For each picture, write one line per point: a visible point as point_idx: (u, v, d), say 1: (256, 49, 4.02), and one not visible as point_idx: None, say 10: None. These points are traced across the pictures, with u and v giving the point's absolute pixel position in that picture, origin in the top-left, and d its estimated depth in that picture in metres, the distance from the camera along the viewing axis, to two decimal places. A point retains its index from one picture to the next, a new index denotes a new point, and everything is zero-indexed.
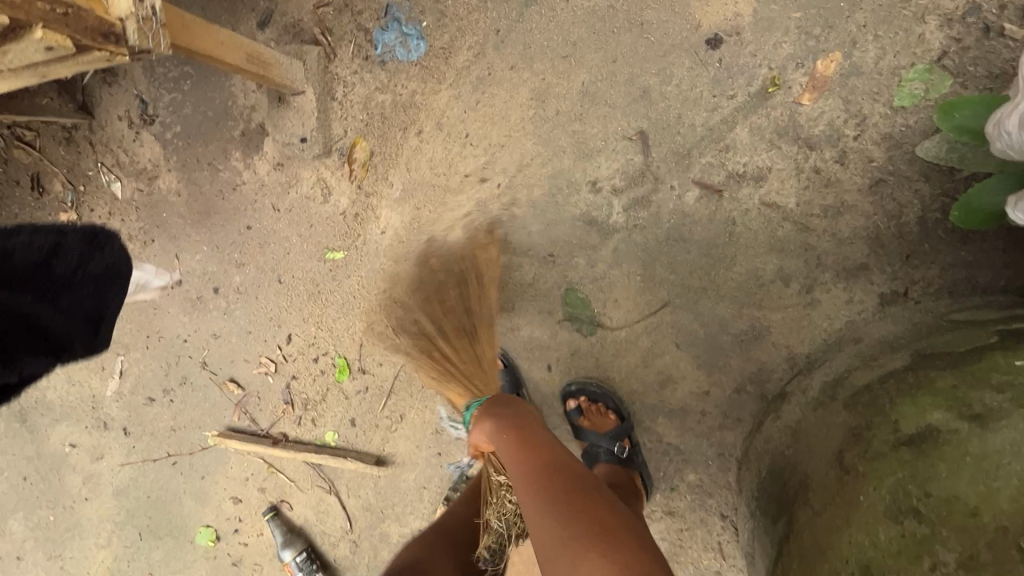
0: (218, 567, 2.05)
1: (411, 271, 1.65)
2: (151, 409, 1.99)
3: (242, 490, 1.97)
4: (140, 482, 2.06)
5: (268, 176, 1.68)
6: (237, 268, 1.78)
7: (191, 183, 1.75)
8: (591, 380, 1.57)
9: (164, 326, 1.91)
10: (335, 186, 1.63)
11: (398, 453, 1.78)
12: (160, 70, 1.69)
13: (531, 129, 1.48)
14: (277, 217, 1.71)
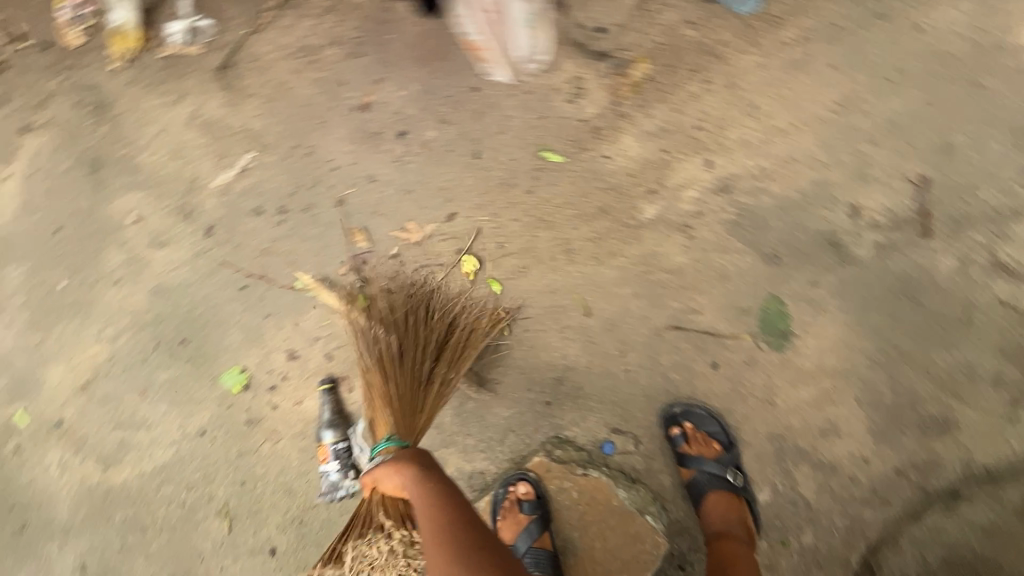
0: (227, 418, 1.79)
1: (622, 209, 1.54)
2: (252, 221, 1.77)
3: (304, 348, 1.74)
4: (194, 291, 1.82)
5: (524, 50, 1.58)
6: (437, 123, 1.64)
7: (438, 19, 1.63)
8: (699, 403, 1.50)
9: (318, 145, 1.72)
10: (592, 92, 1.54)
11: (502, 382, 1.61)
12: None
13: (820, 130, 1.45)
14: (510, 93, 1.59)
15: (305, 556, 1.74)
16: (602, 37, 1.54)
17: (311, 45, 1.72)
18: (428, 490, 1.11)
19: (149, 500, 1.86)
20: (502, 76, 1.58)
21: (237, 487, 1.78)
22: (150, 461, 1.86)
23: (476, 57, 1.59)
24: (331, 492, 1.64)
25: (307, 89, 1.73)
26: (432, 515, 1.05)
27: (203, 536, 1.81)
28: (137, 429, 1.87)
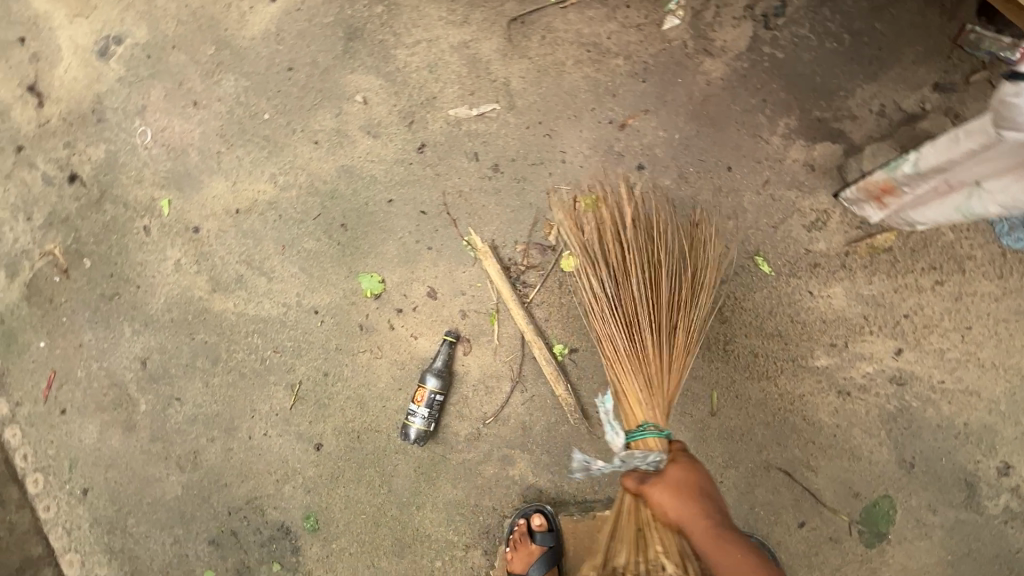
0: (343, 312, 1.85)
1: (798, 345, 1.57)
2: (463, 163, 1.82)
3: (445, 294, 1.79)
4: (377, 189, 1.88)
5: (793, 162, 1.60)
6: (675, 177, 1.68)
7: (731, 91, 1.66)
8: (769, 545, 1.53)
9: (559, 133, 1.77)
10: (830, 231, 1.57)
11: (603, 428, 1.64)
12: (824, 5, 1.62)
13: (1013, 383, 1.48)
14: (757, 189, 1.62)
15: (342, 468, 1.79)
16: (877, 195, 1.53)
17: (604, 46, 1.76)
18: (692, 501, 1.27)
19: (234, 340, 1.92)
20: (870, 212, 1.51)
21: (319, 374, 1.84)
22: (253, 308, 1.92)
23: (875, 184, 1.44)
24: (405, 433, 1.73)
25: (577, 81, 1.77)
26: (700, 519, 1.23)
27: (264, 398, 1.87)
28: (259, 275, 1.93)
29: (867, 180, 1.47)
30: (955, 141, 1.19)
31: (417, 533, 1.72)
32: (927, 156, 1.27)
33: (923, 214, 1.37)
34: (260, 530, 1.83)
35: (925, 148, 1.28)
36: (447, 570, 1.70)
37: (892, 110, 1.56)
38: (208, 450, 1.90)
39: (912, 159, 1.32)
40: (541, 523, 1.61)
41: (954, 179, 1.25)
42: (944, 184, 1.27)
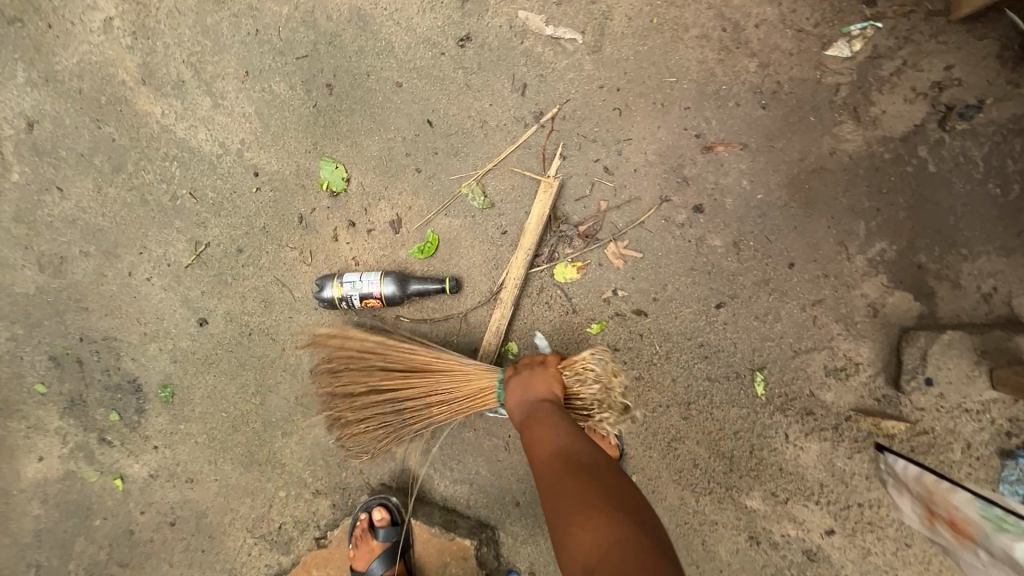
0: (286, 191, 1.49)
1: (741, 476, 1.40)
2: (504, 88, 1.39)
3: (411, 231, 1.46)
4: (388, 65, 1.43)
5: (859, 296, 1.32)
6: (728, 239, 1.35)
7: (849, 178, 1.30)
8: None
9: (632, 115, 1.36)
10: (846, 387, 1.34)
11: (506, 451, 1.49)
12: (1019, 135, 1.22)
13: None
14: (803, 302, 1.34)
15: (219, 356, 1.55)
16: (915, 380, 1.28)
17: (745, 36, 1.31)
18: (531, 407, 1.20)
19: (148, 155, 1.53)
20: (911, 510, 1.23)
21: (231, 245, 1.52)
22: (183, 130, 1.51)
23: (943, 505, 1.11)
24: (319, 283, 1.43)
25: (689, 62, 1.33)
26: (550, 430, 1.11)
27: (160, 241, 1.55)
28: (205, 93, 1.50)
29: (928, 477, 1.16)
30: None
31: (272, 455, 1.56)
32: None
33: (983, 573, 1.02)
34: (108, 373, 1.61)
35: None
36: (287, 504, 1.57)
37: (999, 297, 1.26)
38: (77, 264, 1.58)
39: None
40: (383, 518, 1.45)
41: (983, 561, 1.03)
42: (990, 565, 1.01)
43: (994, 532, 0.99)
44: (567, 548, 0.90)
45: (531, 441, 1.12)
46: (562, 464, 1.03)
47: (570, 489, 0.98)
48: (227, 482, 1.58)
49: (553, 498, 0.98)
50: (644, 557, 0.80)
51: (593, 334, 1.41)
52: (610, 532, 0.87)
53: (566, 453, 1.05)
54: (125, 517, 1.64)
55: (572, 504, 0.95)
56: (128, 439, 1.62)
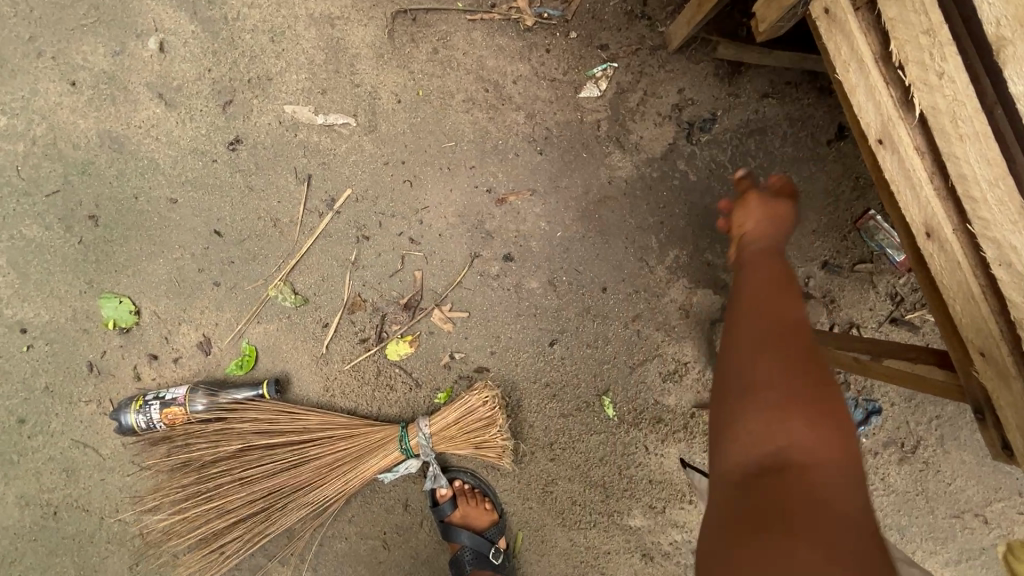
0: (68, 341, 1.32)
1: (620, 499, 1.43)
2: (289, 182, 1.36)
3: (225, 347, 1.35)
4: (156, 181, 1.34)
5: (670, 302, 1.42)
6: (544, 280, 1.40)
7: (630, 201, 1.41)
8: None
9: (423, 183, 1.38)
10: (683, 386, 1.43)
11: (383, 550, 1.39)
12: (751, 136, 1.42)
13: None
14: (625, 318, 1.42)
15: (23, 550, 1.31)
16: None
17: (506, 93, 1.40)
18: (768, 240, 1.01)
19: None
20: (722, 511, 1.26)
21: (11, 417, 1.30)
22: None
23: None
24: (120, 412, 1.28)
25: (462, 125, 1.39)
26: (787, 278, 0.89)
27: None
28: None
29: None
30: None
31: None
32: None
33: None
34: None
35: None
36: None
37: None
38: None
39: None
40: None
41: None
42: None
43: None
44: (722, 428, 0.69)
45: (759, 275, 0.91)
46: (768, 319, 0.78)
47: (779, 354, 0.72)
48: None
49: (743, 343, 0.76)
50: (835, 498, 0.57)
51: (442, 403, 1.38)
52: (810, 434, 0.62)
53: (769, 326, 0.77)
54: None
55: (788, 378, 0.68)
56: None
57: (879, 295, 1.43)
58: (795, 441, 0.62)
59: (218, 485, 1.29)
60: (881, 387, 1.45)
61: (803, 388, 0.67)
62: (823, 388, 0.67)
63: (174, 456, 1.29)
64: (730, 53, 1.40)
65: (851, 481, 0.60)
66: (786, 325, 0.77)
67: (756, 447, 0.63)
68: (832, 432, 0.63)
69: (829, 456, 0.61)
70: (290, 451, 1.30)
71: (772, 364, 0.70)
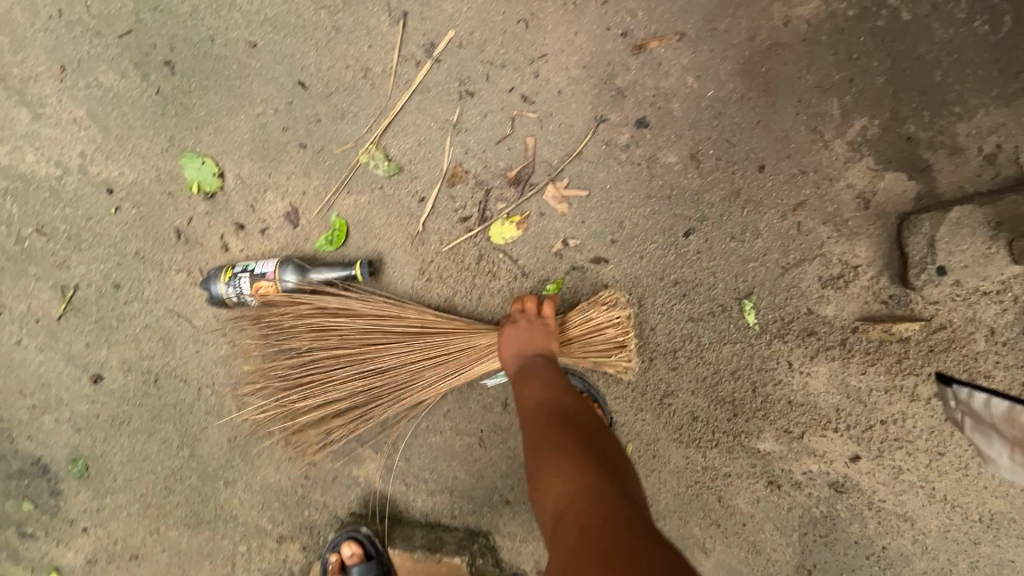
0: (154, 204, 1.22)
1: (749, 420, 1.23)
2: (382, 23, 1.14)
3: (314, 220, 1.21)
4: (234, 21, 1.15)
5: (846, 188, 1.11)
6: (685, 153, 1.13)
7: (810, 51, 1.08)
8: None
9: (542, 25, 1.11)
10: (850, 295, 1.15)
11: (478, 448, 1.29)
12: None
13: (949, 519, 1.24)
14: (784, 206, 1.13)
15: (128, 413, 1.31)
16: (922, 274, 1.11)
17: None
18: (551, 372, 1.01)
19: None
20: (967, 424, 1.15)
21: (107, 281, 1.26)
22: (7, 155, 1.22)
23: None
24: (208, 279, 1.21)
25: None
26: (552, 406, 0.94)
27: (19, 295, 1.28)
28: (18, 102, 1.20)
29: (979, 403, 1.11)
30: None
31: (221, 510, 1.35)
32: None
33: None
34: (6, 459, 1.36)
35: None
36: (251, 558, 1.37)
37: (1005, 155, 1.06)
38: None
39: None
40: (354, 553, 1.25)
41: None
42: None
43: None
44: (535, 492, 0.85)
45: (520, 398, 0.99)
46: (565, 443, 0.85)
47: (563, 467, 0.81)
48: (177, 550, 1.37)
49: (529, 452, 0.90)
50: (592, 511, 0.71)
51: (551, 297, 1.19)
52: (564, 483, 0.79)
53: (546, 434, 0.89)
54: None
55: (566, 490, 0.77)
56: (53, 527, 1.39)
57: None
58: (555, 500, 0.79)
59: (302, 373, 1.19)
60: None
61: (563, 453, 0.84)
62: (574, 485, 0.77)
63: (261, 331, 1.20)
64: None
65: (617, 499, 0.73)
66: (554, 421, 0.91)
67: (550, 505, 0.79)
68: (592, 470, 0.79)
69: (592, 499, 0.73)
70: (374, 342, 1.16)
71: (539, 442, 0.89)
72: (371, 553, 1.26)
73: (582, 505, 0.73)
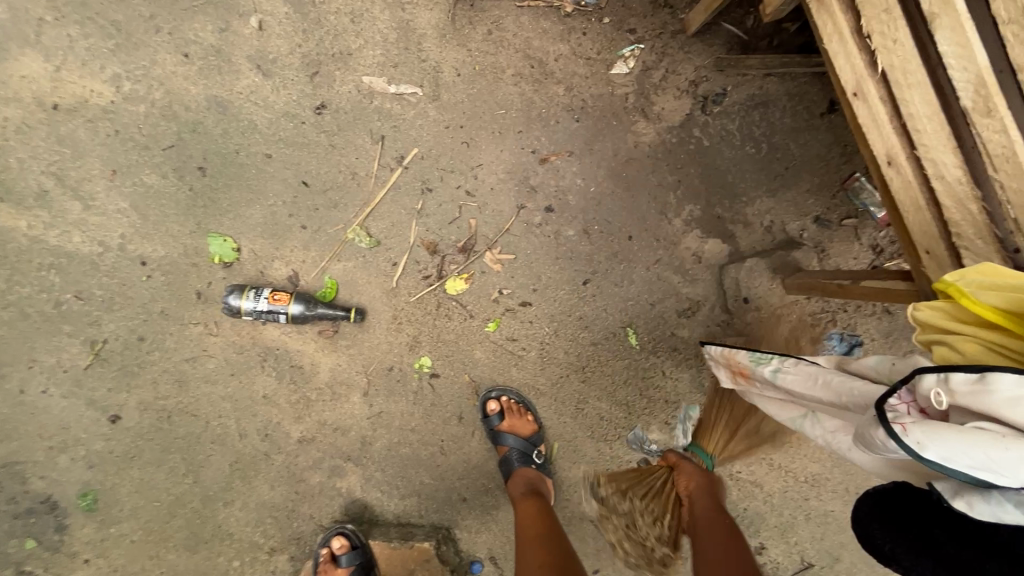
0: (181, 273, 1.56)
1: (640, 416, 1.68)
2: (366, 141, 1.61)
3: (312, 280, 1.60)
4: (255, 140, 1.58)
5: (685, 249, 1.67)
6: (579, 228, 1.65)
7: (653, 162, 1.66)
8: None
9: (479, 145, 1.63)
10: (696, 321, 1.67)
11: (441, 455, 1.63)
12: (756, 108, 1.67)
13: (785, 482, 1.72)
14: (647, 262, 1.67)
15: (140, 447, 1.56)
16: (738, 304, 1.66)
17: (549, 69, 1.65)
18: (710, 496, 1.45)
19: (20, 270, 1.53)
20: (720, 374, 1.36)
21: (133, 335, 1.55)
22: (56, 237, 1.53)
23: (736, 361, 1.26)
24: (229, 291, 1.55)
25: (512, 96, 1.64)
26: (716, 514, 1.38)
27: (51, 350, 1.53)
28: (73, 197, 1.54)
29: (731, 350, 1.29)
30: (823, 382, 0.98)
31: (218, 530, 1.58)
32: (789, 376, 1.06)
33: (765, 410, 1.19)
34: (16, 500, 1.54)
35: (792, 363, 1.07)
36: (243, 572, 1.59)
37: (775, 227, 1.67)
38: None
39: (777, 370, 1.09)
40: (343, 545, 1.56)
41: (799, 401, 1.06)
42: (792, 400, 1.08)
43: (778, 368, 1.09)
44: (699, 555, 1.28)
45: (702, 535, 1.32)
46: (726, 535, 1.30)
47: (712, 535, 1.31)
48: (175, 571, 1.57)
49: (705, 538, 1.31)
50: (741, 568, 1.18)
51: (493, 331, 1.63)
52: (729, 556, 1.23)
53: (721, 532, 1.31)
54: None
55: (722, 551, 1.24)
56: (53, 562, 1.55)
57: (863, 246, 1.67)
58: (737, 565, 1.20)
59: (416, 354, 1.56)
60: (864, 325, 1.69)
61: (727, 533, 1.30)
62: (723, 552, 1.24)
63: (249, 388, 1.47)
64: (739, 39, 1.66)
65: (747, 559, 1.22)
66: (715, 525, 1.34)
67: (717, 562, 1.22)
68: (736, 540, 1.28)
69: (733, 559, 1.21)
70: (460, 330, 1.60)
71: (710, 546, 1.28)
72: (356, 545, 1.56)
73: (734, 566, 1.19)
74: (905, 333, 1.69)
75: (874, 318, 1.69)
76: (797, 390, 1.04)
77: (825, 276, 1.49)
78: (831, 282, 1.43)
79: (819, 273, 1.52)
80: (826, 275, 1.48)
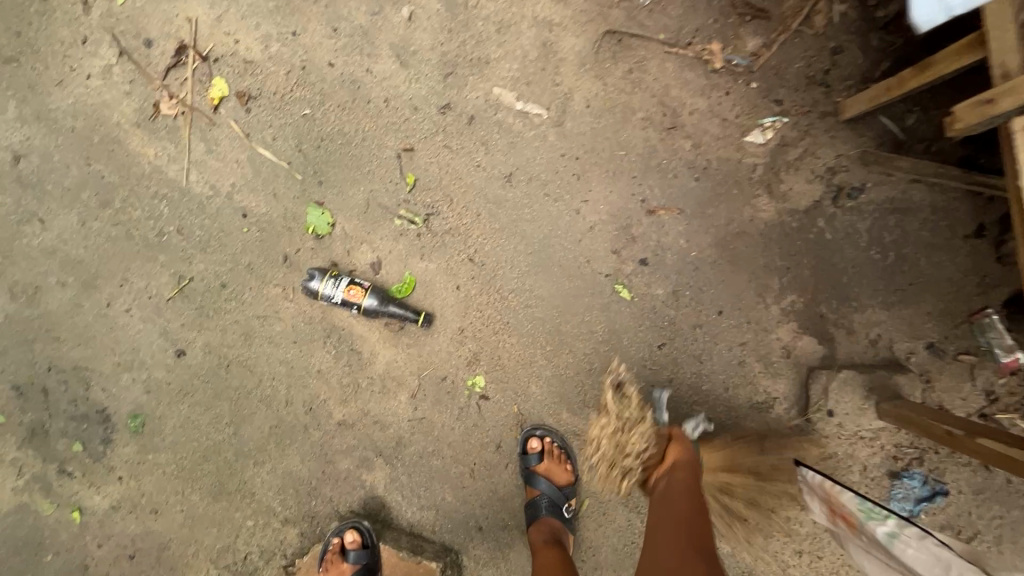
0: (276, 234, 1.60)
1: None
2: (480, 150, 1.60)
3: (393, 272, 1.60)
4: (377, 124, 1.61)
5: (775, 340, 1.56)
6: (669, 289, 1.58)
7: (764, 242, 1.56)
8: None
9: (590, 180, 1.59)
10: (767, 418, 1.56)
11: (470, 478, 1.60)
12: (893, 212, 1.53)
13: None
14: (731, 343, 1.57)
15: (195, 386, 1.61)
16: (818, 413, 1.53)
17: (681, 121, 1.58)
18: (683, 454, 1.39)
19: (136, 193, 1.61)
20: (815, 505, 1.44)
21: (218, 280, 1.61)
22: (175, 171, 1.61)
23: (839, 504, 1.35)
24: (310, 274, 1.57)
25: (636, 139, 1.58)
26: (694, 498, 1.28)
27: (143, 274, 1.61)
28: (200, 139, 1.61)
29: (833, 488, 1.37)
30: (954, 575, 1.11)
31: (242, 486, 1.61)
32: (909, 550, 1.18)
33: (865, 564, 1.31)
34: (76, 403, 1.62)
35: (914, 534, 1.19)
36: (254, 533, 1.61)
37: (881, 342, 1.53)
38: (52, 293, 1.62)
39: (895, 534, 1.21)
40: (354, 540, 1.54)
41: None
42: None
43: (890, 540, 1.21)
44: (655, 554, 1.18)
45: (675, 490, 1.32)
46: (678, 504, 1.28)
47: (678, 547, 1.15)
48: (193, 512, 1.61)
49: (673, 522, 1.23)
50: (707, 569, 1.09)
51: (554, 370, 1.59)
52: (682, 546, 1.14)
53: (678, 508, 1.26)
54: (80, 552, 1.62)
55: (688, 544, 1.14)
56: (91, 470, 1.62)
57: (976, 389, 1.50)
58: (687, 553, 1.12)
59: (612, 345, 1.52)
60: (955, 474, 1.52)
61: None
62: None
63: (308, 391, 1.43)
64: (893, 136, 1.53)
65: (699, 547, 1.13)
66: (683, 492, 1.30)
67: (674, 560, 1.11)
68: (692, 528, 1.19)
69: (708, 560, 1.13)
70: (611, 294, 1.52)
71: (680, 520, 1.23)
72: (366, 544, 1.55)
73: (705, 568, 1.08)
74: (999, 495, 1.51)
75: (968, 470, 1.51)
76: (918, 568, 1.16)
77: (916, 407, 1.38)
78: (922, 416, 1.33)
79: (906, 401, 1.42)
80: (916, 406, 1.38)
